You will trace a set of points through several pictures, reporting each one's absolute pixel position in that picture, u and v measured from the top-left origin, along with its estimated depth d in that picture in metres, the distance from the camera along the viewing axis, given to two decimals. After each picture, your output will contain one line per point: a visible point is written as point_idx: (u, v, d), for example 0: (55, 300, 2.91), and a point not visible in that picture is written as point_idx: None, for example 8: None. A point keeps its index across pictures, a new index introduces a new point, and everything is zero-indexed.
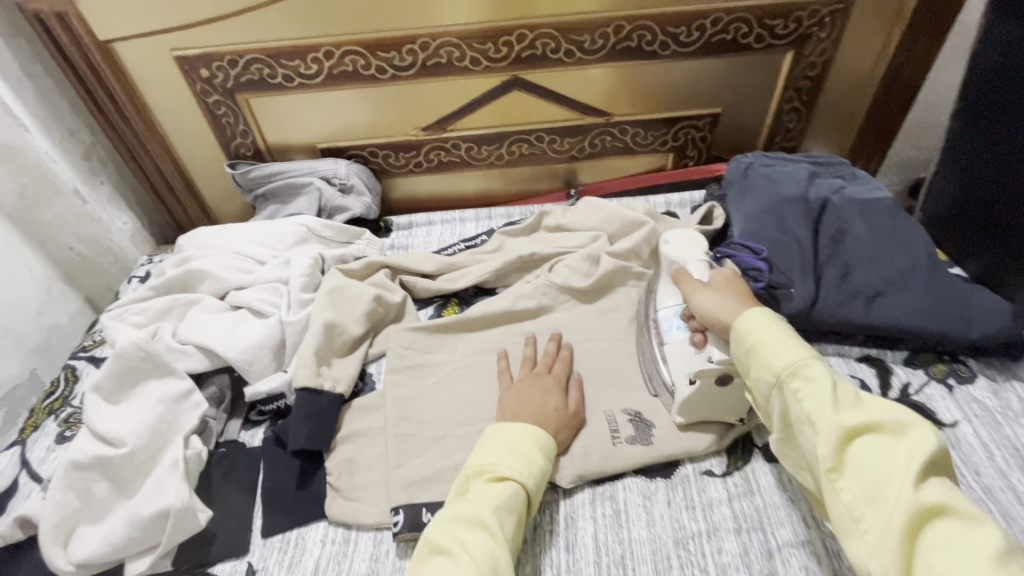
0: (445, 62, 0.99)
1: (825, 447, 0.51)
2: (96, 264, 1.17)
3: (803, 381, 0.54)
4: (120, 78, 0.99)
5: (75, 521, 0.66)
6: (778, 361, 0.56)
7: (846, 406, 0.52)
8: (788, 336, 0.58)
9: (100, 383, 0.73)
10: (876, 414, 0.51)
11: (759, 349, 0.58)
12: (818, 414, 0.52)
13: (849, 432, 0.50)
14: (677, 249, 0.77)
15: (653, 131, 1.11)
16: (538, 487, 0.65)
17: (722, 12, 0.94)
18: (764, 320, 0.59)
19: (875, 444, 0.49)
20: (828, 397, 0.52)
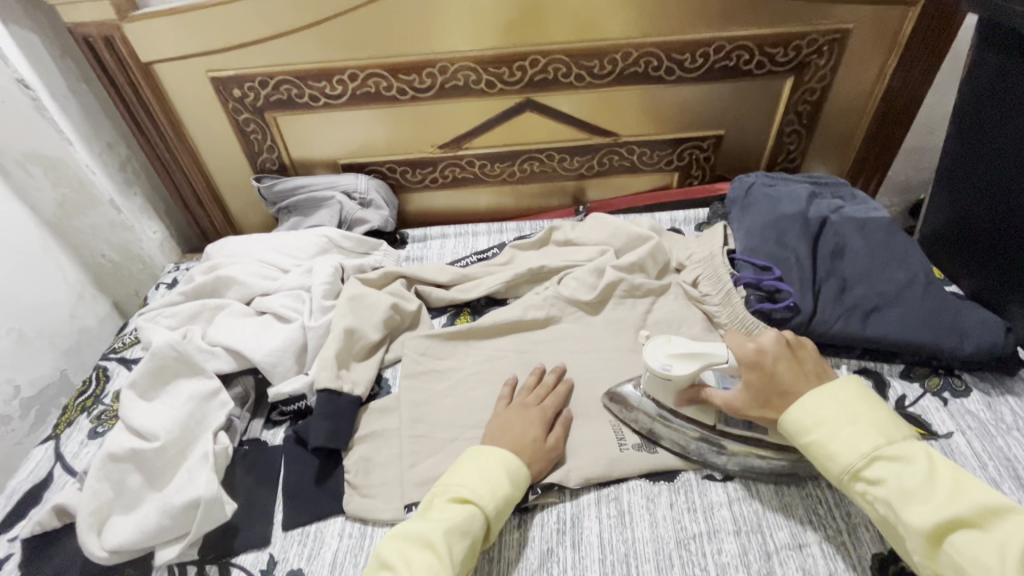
0: (462, 85, 1.04)
1: (919, 547, 0.54)
2: (126, 270, 1.23)
3: (874, 479, 0.57)
4: (158, 97, 1.06)
5: (109, 511, 0.70)
6: (847, 457, 0.59)
7: (930, 496, 0.54)
8: (854, 419, 0.60)
9: (136, 380, 0.78)
10: (957, 502, 0.53)
11: (818, 446, 0.61)
12: (901, 512, 0.55)
13: (934, 531, 0.53)
14: (684, 362, 0.70)
15: (658, 151, 1.16)
16: (500, 514, 0.66)
17: (724, 41, 1.00)
18: (818, 406, 0.62)
19: (968, 538, 0.52)
20: (911, 489, 0.55)
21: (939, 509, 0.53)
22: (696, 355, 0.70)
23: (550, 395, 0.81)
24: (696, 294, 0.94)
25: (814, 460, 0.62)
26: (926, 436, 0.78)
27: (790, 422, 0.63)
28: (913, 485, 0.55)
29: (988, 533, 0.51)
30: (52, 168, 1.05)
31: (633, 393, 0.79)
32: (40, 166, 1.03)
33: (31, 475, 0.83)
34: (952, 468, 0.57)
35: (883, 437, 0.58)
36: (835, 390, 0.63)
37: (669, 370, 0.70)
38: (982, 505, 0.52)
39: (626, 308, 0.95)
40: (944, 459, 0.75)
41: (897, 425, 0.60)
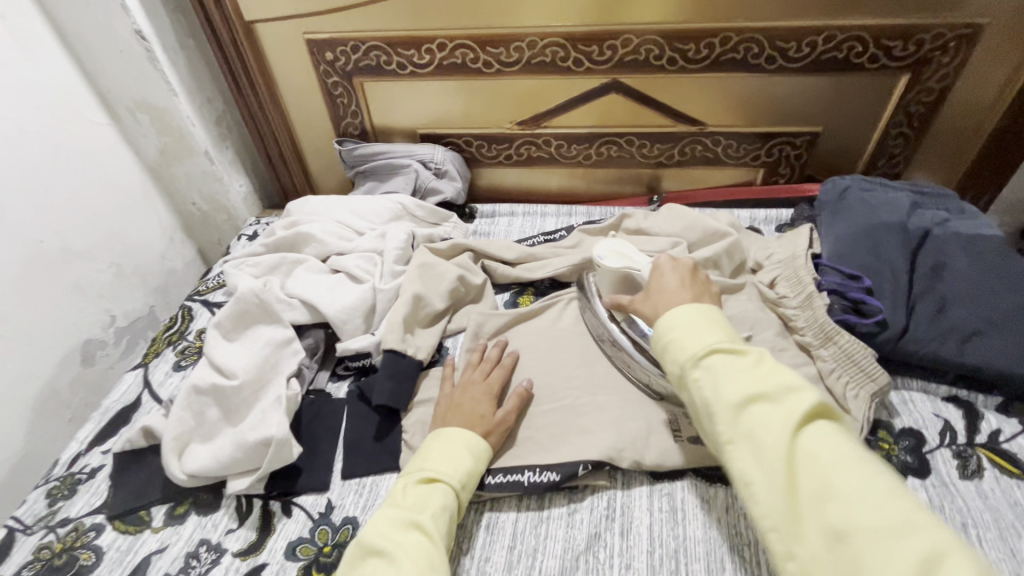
0: (549, 62, 1.03)
1: (722, 421, 0.54)
2: (211, 219, 1.30)
3: (703, 369, 0.57)
4: (256, 54, 1.11)
5: (189, 438, 0.76)
6: (686, 352, 0.59)
7: (747, 377, 0.55)
8: (711, 322, 0.61)
9: (221, 320, 0.84)
10: (768, 380, 0.54)
11: (671, 342, 0.61)
12: (715, 391, 0.55)
13: (741, 402, 0.54)
14: (615, 258, 0.82)
15: (746, 145, 1.11)
16: (466, 487, 0.68)
17: (836, 30, 0.93)
18: (684, 311, 0.62)
19: (765, 409, 0.53)
20: (732, 371, 0.56)
21: (748, 385, 0.54)
22: (628, 257, 0.81)
23: (498, 369, 0.83)
24: (773, 295, 0.90)
25: (665, 355, 0.62)
26: (1021, 476, 0.71)
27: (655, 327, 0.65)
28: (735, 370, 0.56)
29: (784, 407, 0.53)
30: (158, 117, 1.12)
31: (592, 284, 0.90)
32: (148, 115, 1.12)
33: (123, 397, 0.90)
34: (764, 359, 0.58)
35: (729, 337, 0.59)
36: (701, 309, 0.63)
37: (602, 258, 0.82)
38: (783, 383, 0.54)
39: None
40: None
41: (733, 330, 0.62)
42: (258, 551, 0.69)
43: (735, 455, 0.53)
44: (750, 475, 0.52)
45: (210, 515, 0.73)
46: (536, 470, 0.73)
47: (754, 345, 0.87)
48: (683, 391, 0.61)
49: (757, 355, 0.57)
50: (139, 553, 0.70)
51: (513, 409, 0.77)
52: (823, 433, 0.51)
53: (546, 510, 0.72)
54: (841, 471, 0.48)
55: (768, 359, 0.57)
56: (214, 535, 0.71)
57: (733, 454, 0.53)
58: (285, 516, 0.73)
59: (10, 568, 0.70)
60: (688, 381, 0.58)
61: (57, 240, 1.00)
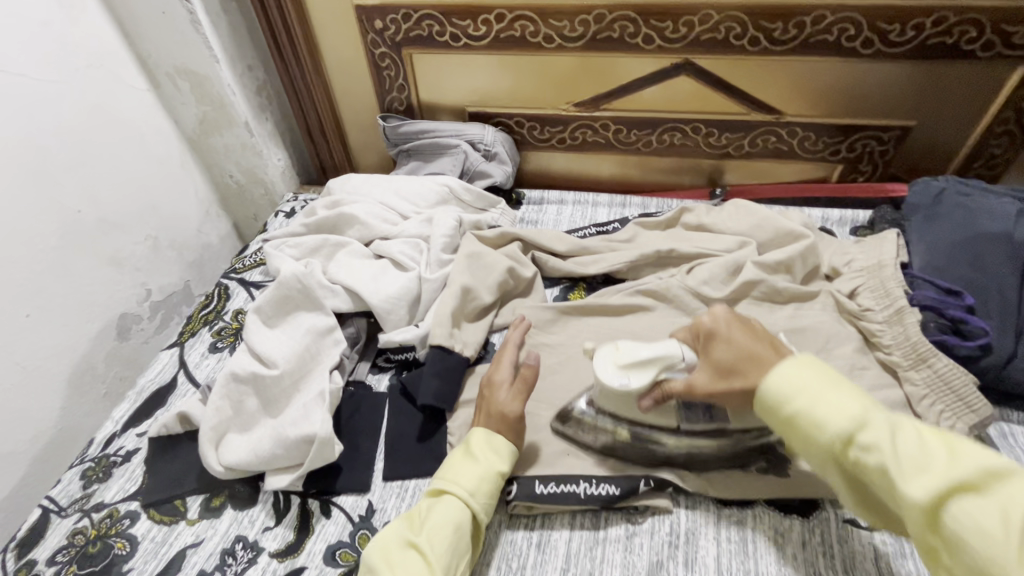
0: (616, 37, 0.94)
1: (915, 521, 0.45)
2: (248, 194, 1.26)
3: (864, 453, 0.48)
4: (301, 20, 1.04)
5: (227, 428, 0.72)
6: (827, 429, 0.49)
7: (930, 463, 0.45)
8: (839, 385, 0.51)
9: (262, 305, 0.80)
10: (958, 466, 0.44)
11: (802, 418, 0.51)
12: (896, 483, 0.45)
13: (935, 502, 0.43)
14: (638, 371, 0.62)
15: (826, 138, 1.01)
16: (479, 495, 0.63)
17: (950, 11, 0.82)
18: (800, 372, 0.52)
19: (975, 506, 0.42)
20: (908, 457, 0.46)
21: (935, 477, 0.44)
22: (646, 363, 0.61)
23: (507, 351, 0.76)
24: (854, 306, 0.82)
25: (788, 427, 0.52)
26: None
27: (766, 394, 0.53)
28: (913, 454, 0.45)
29: (998, 499, 0.42)
30: (198, 85, 1.07)
31: (584, 407, 0.70)
32: (187, 82, 1.07)
33: (158, 377, 0.87)
34: (944, 434, 0.48)
35: (868, 401, 0.49)
36: (805, 359, 0.54)
37: (627, 384, 0.61)
38: (981, 466, 0.43)
39: (763, 314, 0.85)
40: None
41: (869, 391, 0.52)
42: (295, 553, 0.66)
43: (946, 562, 0.44)
44: None
45: (247, 510, 0.70)
46: (592, 481, 0.68)
47: (832, 360, 0.79)
48: (838, 477, 0.51)
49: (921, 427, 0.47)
50: (174, 545, 0.67)
51: (516, 397, 0.70)
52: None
53: (601, 530, 0.67)
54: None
55: (940, 432, 0.47)
56: (251, 533, 0.68)
57: (946, 562, 0.44)
58: (324, 517, 0.69)
59: (45, 552, 0.68)
60: (847, 465, 0.49)
61: (94, 210, 0.97)
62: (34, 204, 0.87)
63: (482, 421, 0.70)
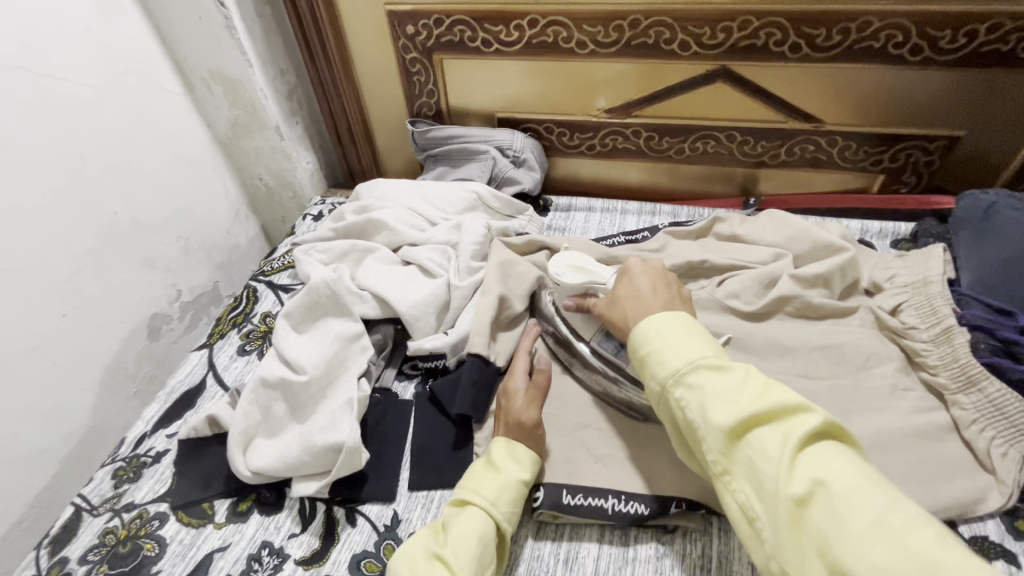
0: (651, 43, 0.92)
1: (715, 448, 0.48)
2: (277, 196, 1.27)
3: (688, 390, 0.51)
4: (334, 25, 1.05)
5: (255, 433, 0.72)
6: (666, 368, 0.54)
7: (736, 396, 0.48)
8: (685, 334, 0.55)
9: (291, 311, 0.80)
10: (759, 398, 0.48)
11: (649, 358, 0.56)
12: (705, 414, 0.49)
13: (734, 428, 0.47)
14: (575, 274, 0.76)
15: (867, 147, 0.98)
16: (501, 505, 0.62)
17: (1006, 18, 0.78)
18: (667, 324, 0.57)
19: (765, 433, 0.46)
20: (722, 390, 0.50)
21: (739, 407, 0.48)
22: (589, 271, 0.75)
23: (521, 357, 0.77)
24: (898, 324, 0.79)
25: (641, 369, 0.57)
26: None
27: (633, 336, 0.59)
28: (727, 389, 0.49)
29: (783, 427, 0.46)
30: (231, 89, 1.08)
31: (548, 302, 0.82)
32: (221, 86, 1.08)
33: (187, 378, 0.88)
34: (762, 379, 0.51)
35: (712, 350, 0.53)
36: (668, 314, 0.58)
37: (560, 275, 0.76)
38: (780, 401, 0.47)
39: (800, 329, 0.82)
40: None
41: (714, 342, 0.55)
42: (321, 561, 0.66)
43: (731, 484, 0.48)
44: (749, 506, 0.46)
45: (273, 516, 0.70)
46: (621, 497, 0.66)
47: (873, 380, 0.76)
48: (670, 416, 0.55)
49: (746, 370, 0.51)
50: (202, 548, 0.68)
51: (531, 404, 0.70)
52: (833, 455, 0.44)
53: (631, 548, 0.65)
54: (854, 503, 0.41)
55: (758, 376, 0.51)
56: (277, 539, 0.68)
57: (731, 484, 0.48)
58: (350, 525, 0.69)
59: (77, 550, 0.69)
60: (670, 400, 0.53)
61: (129, 212, 0.99)
62: (73, 206, 0.89)
63: (502, 431, 0.69)
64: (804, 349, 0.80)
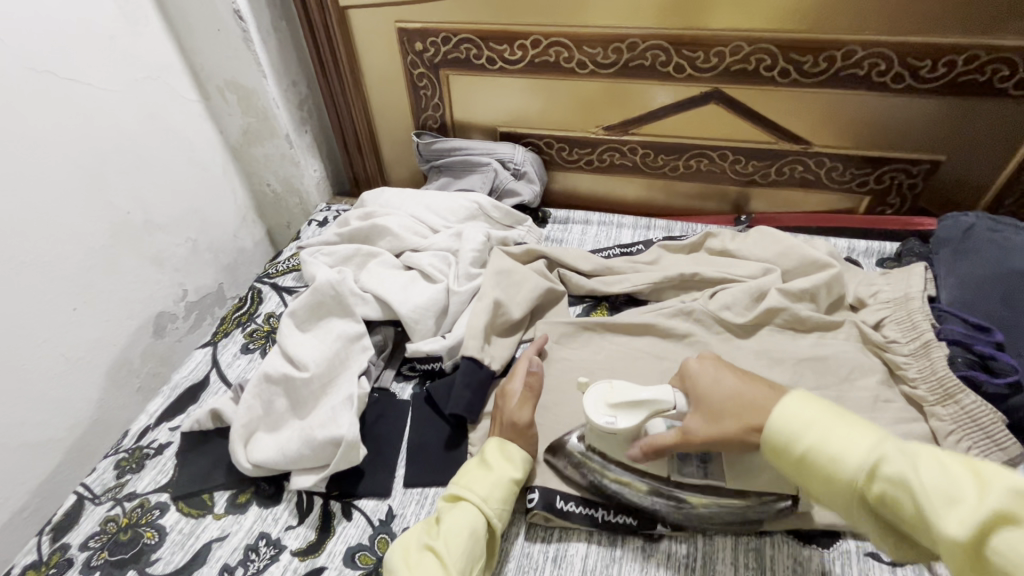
0: (648, 65, 0.97)
1: (963, 565, 0.40)
2: (284, 202, 1.31)
3: (885, 488, 0.45)
4: (346, 40, 1.10)
5: (256, 427, 0.75)
6: (843, 464, 0.47)
7: (952, 489, 0.41)
8: (849, 417, 0.50)
9: (296, 310, 0.83)
10: (989, 491, 0.40)
11: (814, 455, 0.49)
12: (926, 515, 0.42)
13: (969, 535, 0.39)
14: (626, 413, 0.61)
15: (853, 169, 1.02)
16: (492, 501, 0.64)
17: (982, 50, 0.83)
18: (806, 406, 0.52)
19: (1016, 537, 0.38)
20: (931, 485, 0.43)
21: (969, 506, 0.40)
22: (636, 404, 0.61)
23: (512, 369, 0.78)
24: (879, 337, 0.82)
25: (807, 473, 0.50)
26: None
27: (773, 431, 0.52)
28: (940, 482, 0.42)
29: None
30: (245, 98, 1.13)
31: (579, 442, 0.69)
32: (235, 95, 1.13)
33: (191, 374, 0.91)
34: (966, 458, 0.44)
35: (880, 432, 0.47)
36: (805, 396, 0.53)
37: (613, 423, 0.61)
38: (1010, 486, 0.39)
39: (785, 341, 0.85)
40: None
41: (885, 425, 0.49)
42: (316, 552, 0.67)
43: None
44: None
45: (271, 508, 0.72)
46: (611, 501, 0.68)
47: (855, 392, 0.79)
48: (881, 524, 0.47)
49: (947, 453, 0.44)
50: (200, 538, 0.69)
51: (525, 405, 0.72)
52: None
53: (618, 548, 0.67)
54: None
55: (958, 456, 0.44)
56: (274, 531, 0.70)
57: None
58: (345, 519, 0.71)
59: (78, 537, 0.71)
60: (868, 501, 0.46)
61: (141, 213, 1.02)
62: (88, 205, 0.92)
63: (497, 431, 0.72)
64: (789, 359, 0.83)
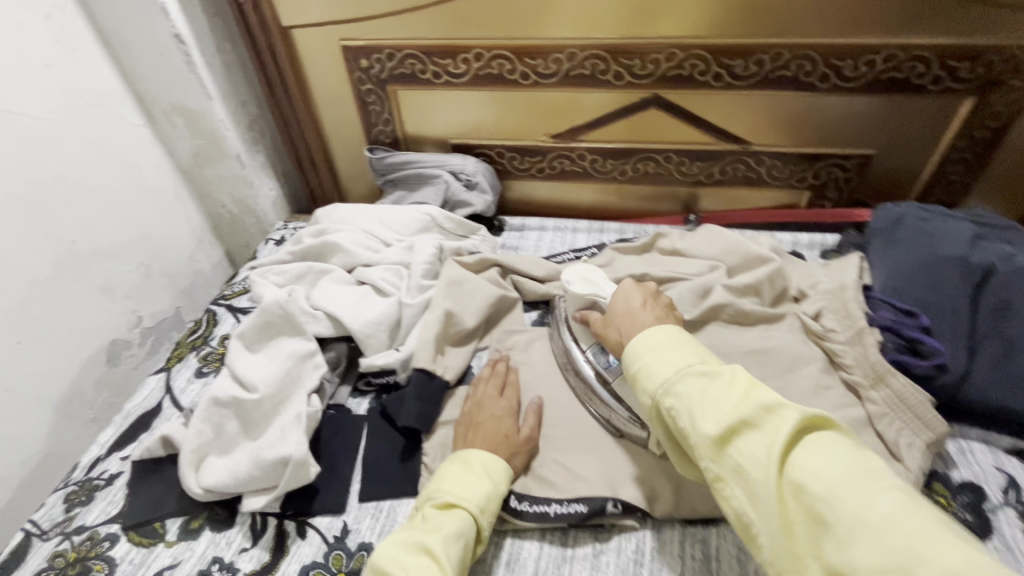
0: (588, 74, 0.99)
1: (705, 457, 0.50)
2: (241, 222, 1.31)
3: (676, 402, 0.54)
4: (292, 59, 1.10)
5: (207, 451, 0.74)
6: (654, 382, 0.57)
7: (720, 403, 0.51)
8: (680, 346, 0.59)
9: (245, 331, 0.82)
10: (743, 403, 0.50)
11: (642, 375, 0.58)
12: (694, 422, 0.51)
13: (719, 434, 0.49)
14: (586, 286, 0.79)
15: (792, 165, 1.05)
16: (485, 513, 0.64)
17: (898, 49, 0.87)
18: (660, 335, 0.60)
19: (750, 440, 0.48)
20: (711, 399, 0.52)
21: (726, 414, 0.50)
22: (597, 286, 0.78)
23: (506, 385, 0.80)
24: (819, 328, 0.84)
25: (635, 388, 0.59)
26: None
27: (630, 347, 0.62)
28: (714, 398, 0.51)
29: (767, 431, 0.48)
30: (192, 120, 1.12)
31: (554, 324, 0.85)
32: (182, 118, 1.12)
33: (144, 402, 0.90)
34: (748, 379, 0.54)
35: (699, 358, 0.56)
36: (664, 332, 0.61)
37: (569, 283, 0.80)
38: (761, 403, 0.49)
39: (731, 335, 0.88)
40: None
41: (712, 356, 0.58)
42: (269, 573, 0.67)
43: (724, 492, 0.49)
44: (753, 515, 0.47)
45: (224, 532, 0.72)
46: (563, 501, 0.70)
47: (798, 381, 0.81)
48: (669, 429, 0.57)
49: (732, 374, 0.53)
50: (152, 567, 0.69)
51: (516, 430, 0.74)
52: (815, 448, 0.45)
53: (570, 548, 0.68)
54: (837, 502, 0.42)
55: (742, 373, 0.52)
56: (227, 554, 0.70)
57: (725, 490, 0.49)
58: (299, 538, 0.71)
59: None
60: (664, 413, 0.55)
61: (88, 240, 1.01)
62: (30, 236, 0.91)
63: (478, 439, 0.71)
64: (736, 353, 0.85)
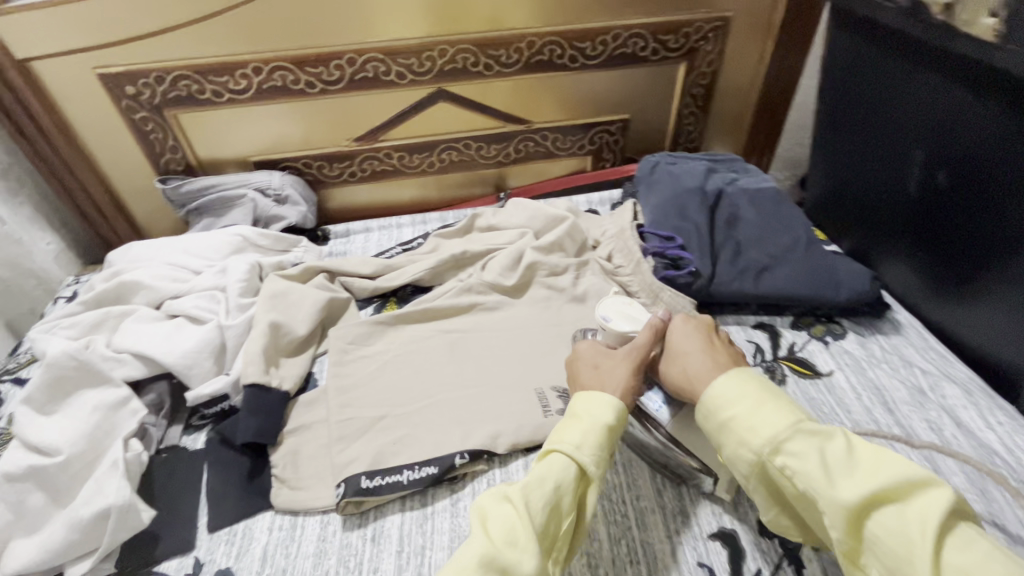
0: (372, 76, 1.05)
1: (835, 522, 0.48)
2: (18, 288, 1.08)
3: (790, 460, 0.52)
4: (41, 95, 1.00)
5: (8, 534, 0.66)
6: (758, 437, 0.54)
7: (850, 470, 0.49)
8: (767, 395, 0.56)
9: (31, 394, 0.74)
10: (879, 473, 0.48)
11: (738, 423, 0.55)
12: (823, 488, 0.49)
13: (856, 506, 0.47)
14: (624, 320, 0.75)
15: (571, 136, 1.22)
16: (585, 450, 0.59)
17: (621, 29, 1.06)
18: (740, 384, 0.58)
19: (886, 513, 0.46)
20: (833, 465, 0.50)
21: (862, 482, 0.48)
22: (637, 319, 0.74)
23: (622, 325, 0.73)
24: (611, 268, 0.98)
25: (724, 439, 0.56)
26: (813, 376, 0.86)
27: (714, 389, 0.58)
28: (840, 463, 0.49)
29: (908, 507, 0.46)
30: None
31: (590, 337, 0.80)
32: None
33: None
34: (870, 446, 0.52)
35: (798, 415, 0.54)
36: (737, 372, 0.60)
37: (606, 320, 0.75)
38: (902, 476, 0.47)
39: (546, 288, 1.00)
40: (826, 394, 0.83)
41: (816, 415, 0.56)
42: None
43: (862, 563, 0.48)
44: None
45: None
46: (414, 467, 0.74)
47: None
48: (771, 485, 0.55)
49: (848, 438, 0.51)
50: None
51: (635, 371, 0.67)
52: (955, 534, 0.44)
53: (430, 505, 0.73)
54: None
55: (862, 442, 0.51)
56: None
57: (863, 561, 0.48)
58: None
59: None
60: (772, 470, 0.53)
61: None
62: None
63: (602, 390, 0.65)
64: (551, 302, 0.97)
